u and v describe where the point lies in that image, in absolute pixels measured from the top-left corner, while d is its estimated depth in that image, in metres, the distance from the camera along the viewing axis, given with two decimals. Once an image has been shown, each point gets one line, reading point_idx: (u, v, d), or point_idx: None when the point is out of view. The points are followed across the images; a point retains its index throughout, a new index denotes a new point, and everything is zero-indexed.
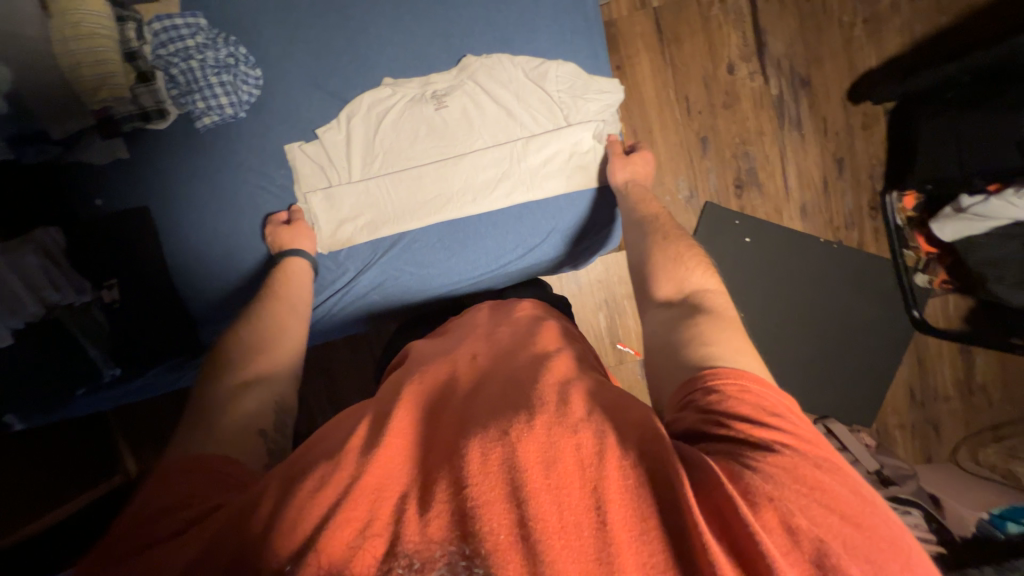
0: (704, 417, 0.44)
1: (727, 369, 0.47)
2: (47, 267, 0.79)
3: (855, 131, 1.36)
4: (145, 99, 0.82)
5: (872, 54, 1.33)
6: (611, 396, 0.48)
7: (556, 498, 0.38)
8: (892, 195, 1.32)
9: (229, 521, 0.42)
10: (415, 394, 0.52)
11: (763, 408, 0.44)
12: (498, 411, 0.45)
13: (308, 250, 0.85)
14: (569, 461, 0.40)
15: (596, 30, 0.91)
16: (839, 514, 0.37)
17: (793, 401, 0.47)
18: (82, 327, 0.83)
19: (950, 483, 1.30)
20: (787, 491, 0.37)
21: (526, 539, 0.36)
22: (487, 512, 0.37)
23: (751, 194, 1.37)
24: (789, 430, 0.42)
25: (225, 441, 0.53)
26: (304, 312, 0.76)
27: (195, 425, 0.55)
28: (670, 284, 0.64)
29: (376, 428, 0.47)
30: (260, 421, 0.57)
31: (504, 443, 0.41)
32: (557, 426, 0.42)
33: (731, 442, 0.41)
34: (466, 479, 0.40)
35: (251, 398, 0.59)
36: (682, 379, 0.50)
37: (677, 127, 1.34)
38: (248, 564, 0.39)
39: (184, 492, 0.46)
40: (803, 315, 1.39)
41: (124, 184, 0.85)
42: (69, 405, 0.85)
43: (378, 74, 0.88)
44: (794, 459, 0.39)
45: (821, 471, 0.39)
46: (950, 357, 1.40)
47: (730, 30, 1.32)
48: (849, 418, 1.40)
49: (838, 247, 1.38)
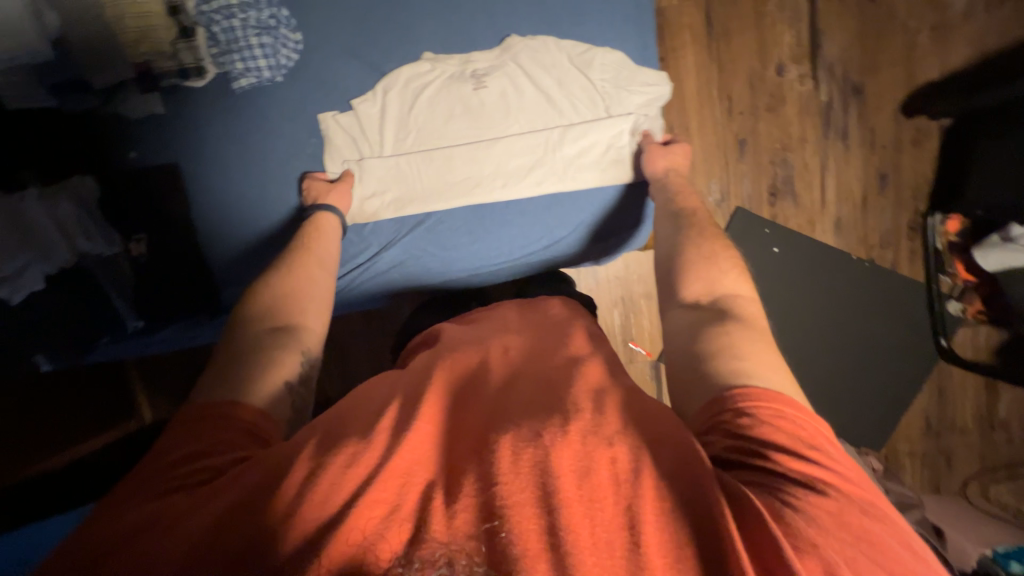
0: (733, 443, 0.43)
1: (757, 389, 0.46)
2: (81, 215, 0.82)
3: (904, 145, 1.29)
4: (184, 55, 0.82)
5: (933, 64, 1.25)
6: (647, 408, 0.48)
7: (589, 512, 0.38)
8: (936, 216, 1.25)
9: (259, 482, 0.42)
10: (444, 377, 0.53)
11: (800, 439, 0.43)
12: (529, 411, 0.46)
13: (341, 208, 0.84)
14: (604, 474, 0.40)
15: (647, 18, 0.87)
16: (885, 569, 0.36)
17: (827, 429, 0.46)
18: (110, 278, 0.86)
19: (956, 516, 1.27)
20: (831, 537, 0.37)
21: (556, 549, 0.36)
22: (515, 515, 0.37)
23: (785, 203, 1.32)
24: (831, 469, 0.41)
25: (254, 390, 0.53)
26: (332, 266, 0.76)
27: (228, 369, 0.55)
28: (697, 285, 0.62)
29: (406, 412, 0.47)
30: (284, 371, 0.57)
31: (536, 447, 0.41)
32: (592, 437, 0.42)
33: (769, 475, 0.41)
34: (495, 477, 0.40)
35: (280, 343, 0.60)
36: (709, 397, 0.48)
37: (715, 127, 1.29)
38: (269, 527, 0.39)
39: (214, 441, 0.48)
40: (826, 331, 1.35)
41: (157, 140, 0.85)
42: (92, 350, 0.86)
43: (418, 48, 0.86)
44: (840, 503, 0.39)
45: (867, 517, 0.39)
46: (973, 389, 1.36)
47: (783, 28, 1.25)
48: (860, 441, 1.37)
49: (869, 266, 1.34)
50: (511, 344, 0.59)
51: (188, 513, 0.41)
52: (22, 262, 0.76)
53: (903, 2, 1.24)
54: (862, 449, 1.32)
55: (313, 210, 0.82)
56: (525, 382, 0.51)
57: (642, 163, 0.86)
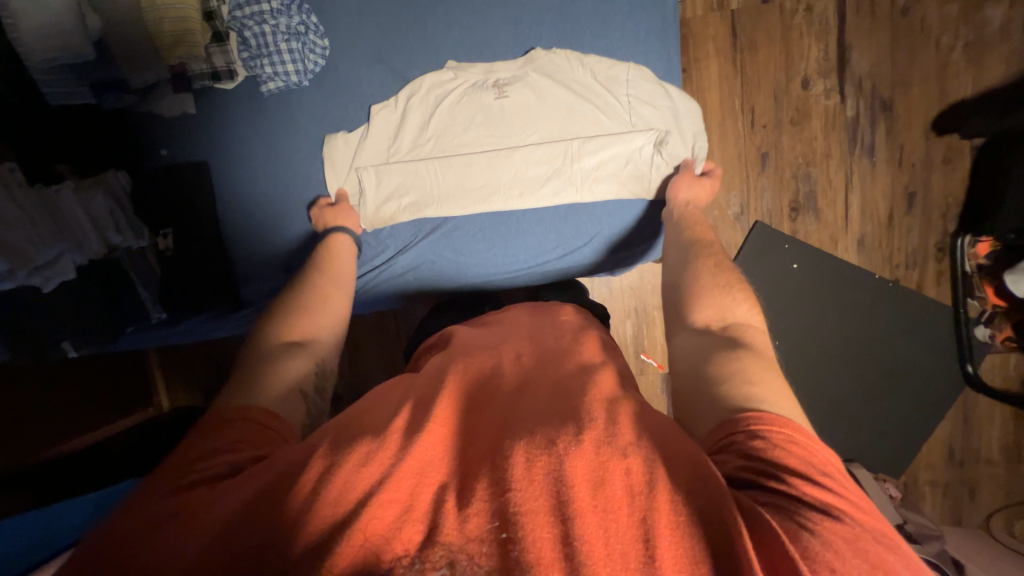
0: (745, 463, 0.42)
1: (771, 415, 0.45)
2: (113, 209, 0.83)
3: (934, 164, 1.26)
4: (217, 60, 0.83)
5: (967, 82, 1.21)
6: (659, 421, 0.47)
7: (603, 522, 0.37)
8: (965, 237, 1.21)
9: (269, 483, 0.42)
10: (456, 381, 0.53)
11: (812, 465, 0.42)
12: (542, 419, 0.46)
13: (353, 229, 0.86)
14: (618, 486, 0.40)
15: (671, 31, 0.87)
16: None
17: (835, 456, 0.45)
18: (139, 272, 0.89)
19: (977, 551, 1.22)
20: (849, 564, 0.35)
21: (570, 559, 0.35)
22: (529, 522, 0.37)
23: (806, 219, 1.30)
24: (845, 496, 0.40)
25: (272, 395, 0.55)
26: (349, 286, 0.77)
27: (248, 377, 0.57)
28: (711, 311, 0.61)
29: (419, 414, 0.47)
30: (300, 380, 0.59)
31: (551, 455, 0.41)
32: (606, 447, 0.42)
33: (785, 497, 0.40)
34: (509, 483, 0.40)
35: (295, 357, 0.61)
36: (718, 419, 0.48)
37: (737, 139, 1.27)
38: (285, 520, 0.40)
39: (237, 438, 0.49)
40: (846, 352, 1.32)
41: (189, 138, 0.89)
42: (119, 340, 0.90)
43: (442, 56, 0.87)
44: (856, 529, 0.37)
45: (884, 547, 0.37)
46: (1000, 420, 1.30)
47: (811, 41, 1.23)
48: (877, 466, 1.33)
49: (894, 287, 1.30)
50: (521, 350, 0.59)
51: (213, 505, 0.42)
52: (55, 252, 0.74)
53: (938, 18, 1.20)
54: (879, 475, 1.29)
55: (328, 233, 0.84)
56: (544, 387, 0.52)
57: (667, 190, 0.86)
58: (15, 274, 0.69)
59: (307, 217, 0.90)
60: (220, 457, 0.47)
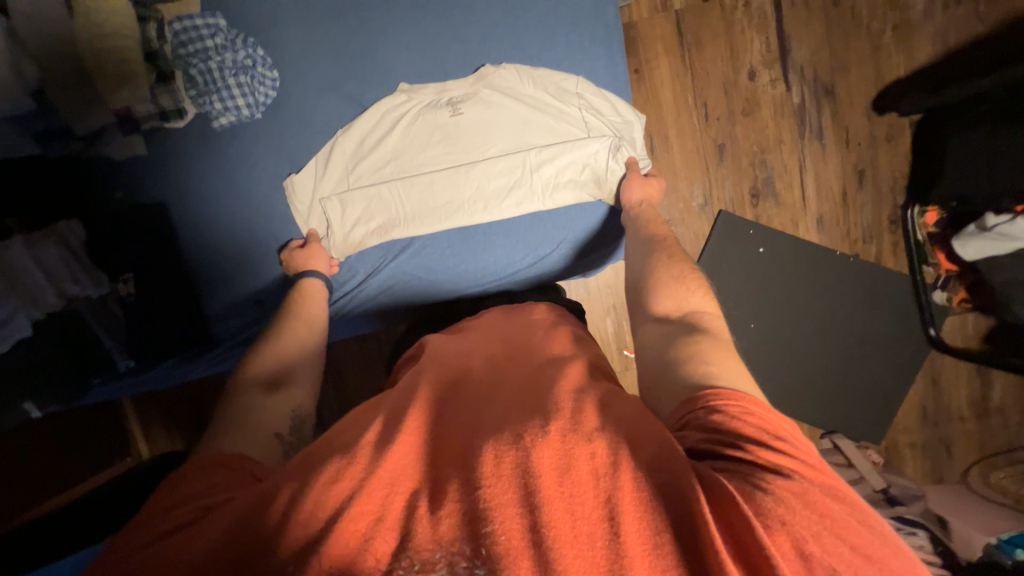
0: (708, 435, 0.44)
1: (725, 390, 0.47)
2: (67, 260, 0.80)
3: (879, 141, 1.32)
4: (164, 100, 0.82)
5: (900, 63, 1.29)
6: (625, 403, 0.49)
7: (570, 506, 0.38)
8: (914, 208, 1.30)
9: (245, 511, 0.42)
10: (430, 392, 0.53)
11: (764, 430, 0.44)
12: (510, 418, 0.46)
13: (321, 270, 0.85)
14: (584, 470, 0.40)
15: (615, 39, 0.90)
16: (849, 545, 0.36)
17: (794, 424, 0.47)
18: (103, 320, 0.85)
19: (956, 504, 1.29)
20: (798, 516, 0.37)
21: (538, 545, 0.36)
22: (499, 515, 0.38)
23: (767, 203, 1.35)
24: (797, 456, 0.42)
25: (244, 442, 0.54)
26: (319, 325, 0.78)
27: (225, 428, 0.56)
28: (669, 303, 0.64)
29: (390, 428, 0.47)
30: (276, 425, 0.59)
31: (519, 448, 0.42)
32: (573, 435, 0.43)
33: (744, 463, 0.41)
34: (479, 481, 0.40)
35: (274, 403, 0.61)
36: (682, 399, 0.49)
37: (694, 133, 1.31)
38: (253, 546, 0.40)
39: (205, 485, 0.47)
40: (818, 329, 1.36)
41: (144, 180, 0.86)
42: (86, 393, 0.86)
43: (394, 79, 0.88)
44: (805, 485, 0.39)
45: (832, 500, 0.39)
46: (966, 376, 1.37)
47: (753, 35, 1.29)
48: (860, 436, 1.38)
49: (854, 261, 1.35)
50: (495, 356, 0.60)
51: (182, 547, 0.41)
52: (7, 310, 0.73)
53: (866, 6, 1.27)
54: (861, 444, 1.38)
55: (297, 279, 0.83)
56: (509, 389, 0.52)
57: (620, 196, 0.89)
58: None
59: (278, 260, 0.89)
60: (194, 503, 0.45)
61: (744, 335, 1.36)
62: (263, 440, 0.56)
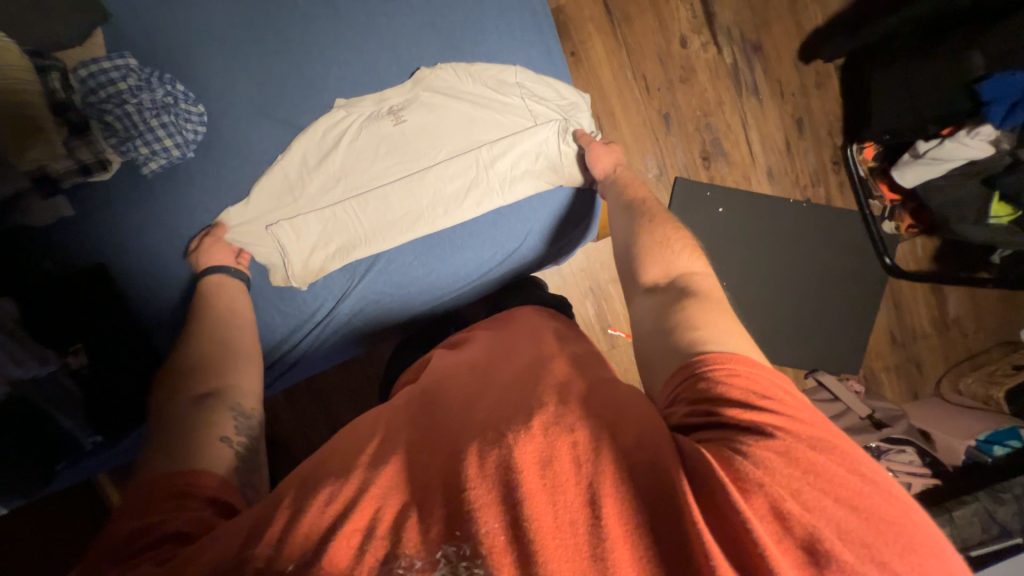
0: (693, 409, 0.46)
1: (715, 355, 0.48)
2: (5, 343, 0.71)
3: (809, 89, 1.38)
4: (82, 153, 0.76)
5: (816, 13, 1.35)
6: (611, 393, 0.50)
7: (552, 498, 0.39)
8: (852, 147, 1.38)
9: (215, 554, 0.39)
10: (410, 416, 0.51)
11: (754, 391, 0.45)
12: (503, 419, 0.46)
13: (227, 265, 0.80)
14: (566, 460, 0.41)
15: (545, 26, 0.90)
16: (833, 499, 0.39)
17: (783, 376, 0.48)
18: (55, 400, 0.77)
19: (936, 417, 1.36)
20: (778, 476, 0.39)
21: (519, 540, 0.37)
22: (482, 515, 0.38)
23: (718, 164, 1.38)
24: (783, 413, 0.43)
25: (196, 458, 0.52)
26: (252, 332, 0.76)
27: (163, 451, 0.53)
28: (656, 269, 0.66)
29: (381, 448, 0.46)
30: (217, 429, 0.57)
31: (500, 447, 0.42)
32: (554, 427, 0.44)
33: (727, 428, 0.43)
34: (465, 484, 0.40)
35: (211, 409, 0.60)
36: (677, 363, 0.51)
37: (638, 107, 1.33)
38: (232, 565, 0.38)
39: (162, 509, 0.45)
40: (784, 276, 1.42)
41: (74, 243, 0.81)
42: (54, 479, 0.80)
43: (329, 96, 0.85)
44: (789, 442, 0.41)
45: (818, 452, 0.41)
46: (923, 296, 1.46)
47: (677, 4, 1.32)
48: (839, 368, 1.44)
49: (807, 206, 1.41)
50: (481, 359, 0.59)
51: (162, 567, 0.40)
52: None
53: None
54: (843, 375, 1.43)
55: (203, 275, 0.78)
56: (493, 392, 0.51)
57: (588, 161, 0.89)
58: None
59: (187, 264, 0.84)
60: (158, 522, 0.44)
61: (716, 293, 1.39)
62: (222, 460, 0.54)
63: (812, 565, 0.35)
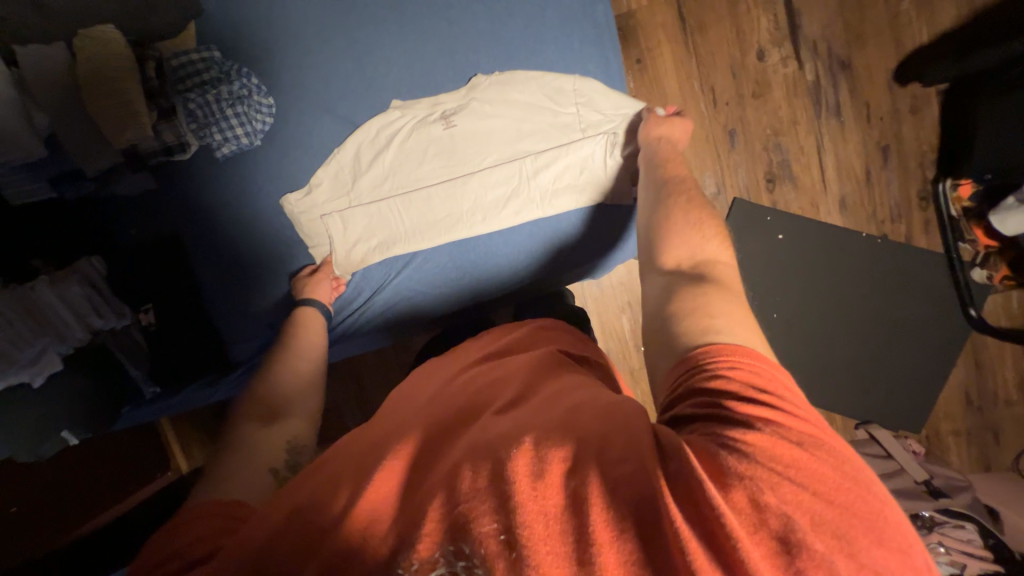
0: (690, 403, 0.45)
1: (720, 345, 0.47)
2: (90, 295, 0.84)
3: (903, 114, 1.24)
4: (167, 135, 0.82)
5: (922, 31, 1.21)
6: (600, 402, 0.49)
7: (542, 506, 0.38)
8: (946, 182, 1.21)
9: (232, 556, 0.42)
10: (419, 420, 0.53)
11: (750, 386, 0.43)
12: (507, 431, 0.46)
13: (323, 301, 0.87)
14: (555, 471, 0.40)
15: (607, 38, 0.88)
16: (810, 491, 0.36)
17: (788, 376, 0.46)
18: (126, 349, 0.90)
19: (1009, 495, 1.21)
20: (760, 470, 0.37)
21: (511, 546, 0.37)
22: (477, 529, 0.38)
23: (784, 187, 1.29)
24: (775, 407, 0.41)
25: (239, 487, 0.55)
26: (322, 357, 0.81)
27: (226, 465, 0.58)
28: (681, 247, 0.62)
29: (382, 448, 0.49)
30: (269, 460, 0.60)
31: (493, 462, 0.42)
32: (545, 443, 0.43)
33: (718, 424, 0.42)
34: (459, 497, 0.40)
35: (272, 436, 0.64)
36: (677, 359, 0.50)
37: (702, 121, 1.27)
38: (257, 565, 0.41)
39: (194, 538, 0.46)
40: (845, 317, 1.30)
41: (152, 214, 0.90)
42: (121, 417, 0.91)
43: (386, 97, 0.88)
44: (773, 437, 0.39)
45: (801, 448, 0.38)
46: (1012, 357, 1.28)
47: (759, 14, 1.23)
48: (897, 424, 1.31)
49: (883, 243, 1.28)
50: (497, 366, 0.60)
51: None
52: (39, 348, 0.76)
53: None
54: (899, 434, 1.30)
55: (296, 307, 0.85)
56: (492, 404, 0.53)
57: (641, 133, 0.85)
58: (2, 372, 0.72)
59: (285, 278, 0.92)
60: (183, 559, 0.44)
61: (767, 327, 1.31)
62: (254, 483, 0.56)
63: (784, 555, 0.34)
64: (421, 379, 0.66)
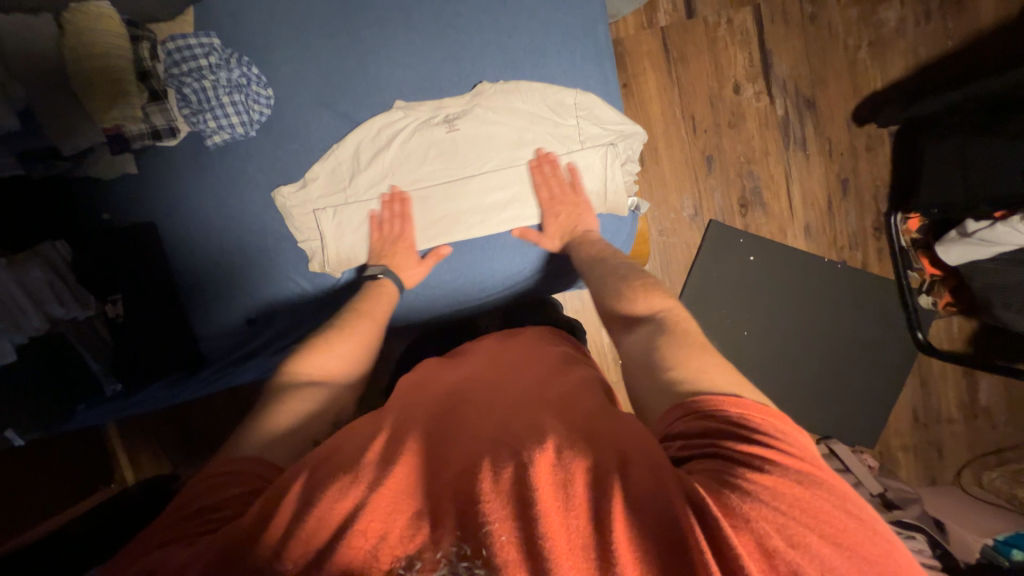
0: (688, 442, 0.44)
1: (714, 397, 0.46)
2: (53, 282, 0.78)
3: (859, 151, 1.36)
4: (156, 119, 0.81)
5: (876, 77, 1.34)
6: (614, 417, 0.50)
7: (565, 519, 0.39)
8: (897, 216, 1.32)
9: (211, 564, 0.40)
10: (420, 430, 0.53)
11: (749, 428, 0.43)
12: (518, 437, 0.48)
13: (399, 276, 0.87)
14: (579, 484, 0.42)
15: (605, 57, 0.91)
16: (816, 533, 0.37)
17: (791, 419, 0.46)
18: (87, 342, 0.83)
19: (953, 508, 1.29)
20: (766, 512, 0.37)
21: (534, 555, 0.37)
22: (496, 530, 0.39)
23: (755, 213, 1.37)
24: (775, 448, 0.41)
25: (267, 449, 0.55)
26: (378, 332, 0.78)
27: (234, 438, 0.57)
28: (639, 306, 0.66)
29: (390, 450, 0.49)
30: (311, 431, 0.60)
31: (516, 464, 0.44)
32: (568, 453, 0.44)
33: (722, 461, 0.41)
34: (479, 495, 0.42)
35: (304, 396, 0.63)
36: (673, 402, 0.49)
37: (682, 145, 1.34)
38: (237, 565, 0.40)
39: (202, 505, 0.47)
40: (810, 338, 1.38)
41: (131, 202, 0.86)
42: (72, 417, 0.84)
43: (389, 97, 0.88)
44: (777, 478, 0.39)
45: (801, 487, 0.39)
46: (954, 378, 1.40)
47: (736, 51, 1.33)
48: (854, 440, 1.39)
49: (842, 268, 1.38)
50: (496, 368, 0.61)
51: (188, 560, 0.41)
52: None
53: (842, 22, 1.33)
54: (856, 449, 1.38)
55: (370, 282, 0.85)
56: (500, 411, 0.55)
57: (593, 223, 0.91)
58: None
59: (269, 274, 0.89)
60: (198, 515, 0.46)
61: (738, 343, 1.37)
62: (286, 446, 0.56)
63: None
64: (418, 380, 0.66)
